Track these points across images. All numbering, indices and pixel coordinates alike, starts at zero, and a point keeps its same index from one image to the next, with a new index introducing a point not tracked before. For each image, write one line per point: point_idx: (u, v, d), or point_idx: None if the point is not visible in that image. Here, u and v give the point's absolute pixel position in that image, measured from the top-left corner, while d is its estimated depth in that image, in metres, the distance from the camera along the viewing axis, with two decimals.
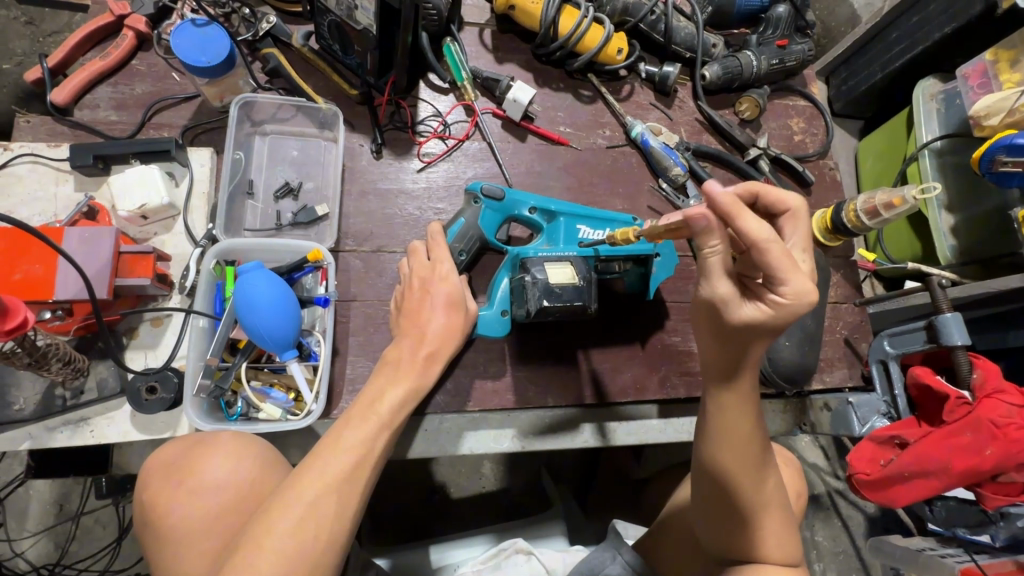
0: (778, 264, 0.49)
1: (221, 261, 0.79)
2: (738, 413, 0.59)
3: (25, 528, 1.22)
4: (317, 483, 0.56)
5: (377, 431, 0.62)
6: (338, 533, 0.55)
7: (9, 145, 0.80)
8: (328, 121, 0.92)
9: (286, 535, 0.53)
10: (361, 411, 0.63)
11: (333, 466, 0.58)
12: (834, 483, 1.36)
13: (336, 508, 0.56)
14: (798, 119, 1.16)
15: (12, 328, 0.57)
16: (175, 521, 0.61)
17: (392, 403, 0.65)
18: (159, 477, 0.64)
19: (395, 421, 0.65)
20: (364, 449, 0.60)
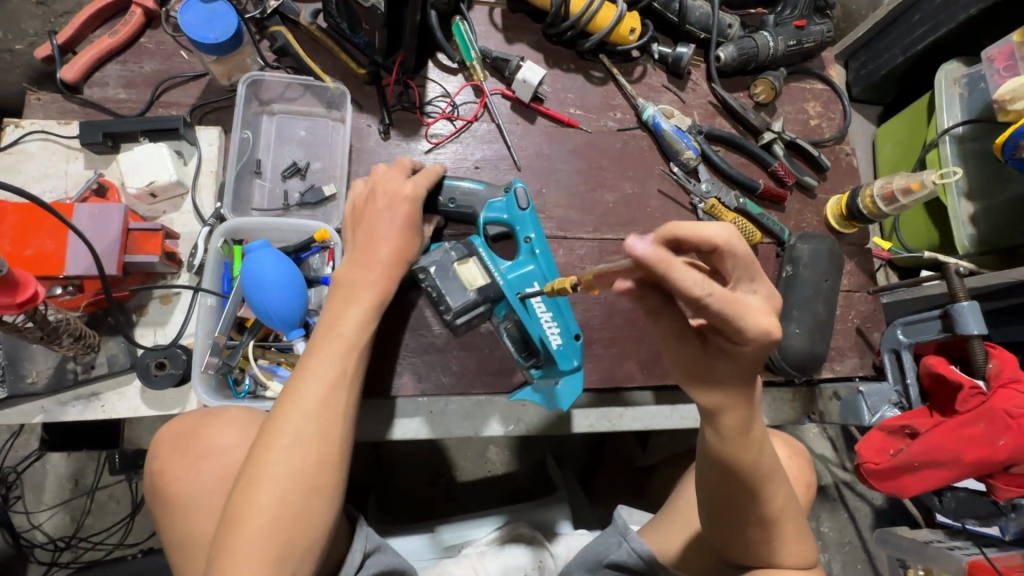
0: (744, 330, 0.39)
1: (229, 240, 0.79)
2: (745, 434, 0.54)
3: (42, 501, 1.25)
4: (299, 412, 0.58)
5: (344, 353, 0.63)
6: (333, 452, 0.58)
7: (20, 122, 0.81)
8: (335, 101, 0.92)
9: (280, 464, 0.55)
10: (324, 339, 0.63)
11: (309, 396, 0.59)
12: (841, 474, 1.35)
13: (323, 432, 0.58)
14: (815, 102, 1.13)
15: (24, 300, 0.58)
16: (182, 484, 0.62)
17: (354, 325, 0.65)
18: (168, 447, 0.65)
19: (362, 341, 0.65)
20: (338, 372, 0.61)
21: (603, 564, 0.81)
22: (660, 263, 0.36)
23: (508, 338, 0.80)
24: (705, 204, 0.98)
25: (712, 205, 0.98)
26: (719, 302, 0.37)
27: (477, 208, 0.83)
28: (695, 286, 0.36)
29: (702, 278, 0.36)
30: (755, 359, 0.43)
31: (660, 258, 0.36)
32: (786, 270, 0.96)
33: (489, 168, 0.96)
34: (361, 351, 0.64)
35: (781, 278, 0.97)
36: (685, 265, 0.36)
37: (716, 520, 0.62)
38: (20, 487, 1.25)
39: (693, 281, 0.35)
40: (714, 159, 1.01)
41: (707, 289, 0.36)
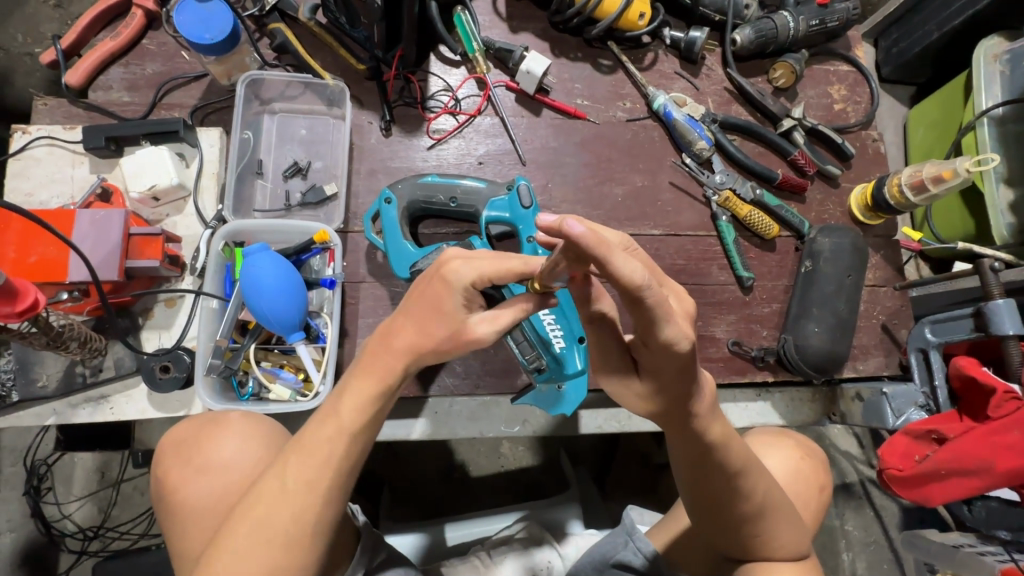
0: (668, 329, 0.45)
1: (230, 242, 0.79)
2: (703, 424, 0.55)
3: (72, 492, 1.30)
4: (277, 493, 0.51)
5: (331, 436, 0.51)
6: (304, 546, 0.51)
7: (27, 129, 0.82)
8: (336, 98, 0.91)
9: (242, 550, 0.49)
10: (323, 412, 0.52)
11: (293, 478, 0.51)
12: (867, 472, 1.30)
13: (296, 523, 0.50)
14: (840, 86, 1.06)
15: (25, 308, 0.59)
16: (184, 496, 0.62)
17: (355, 404, 0.52)
18: (169, 457, 0.66)
19: (360, 424, 0.52)
20: (327, 457, 0.51)
21: (609, 564, 0.78)
22: (598, 246, 0.40)
23: (512, 341, 0.78)
24: (719, 197, 0.94)
25: (727, 198, 0.93)
26: (653, 293, 0.42)
27: (479, 207, 0.83)
28: (626, 271, 0.41)
29: (635, 265, 0.41)
30: (679, 363, 0.48)
31: (595, 241, 0.39)
32: (805, 265, 0.92)
33: (493, 163, 0.94)
34: (358, 435, 0.52)
35: (801, 273, 0.93)
36: (619, 250, 0.41)
37: (702, 518, 0.63)
38: (50, 479, 1.30)
39: (627, 265, 0.40)
40: (728, 149, 0.96)
41: (637, 270, 0.41)
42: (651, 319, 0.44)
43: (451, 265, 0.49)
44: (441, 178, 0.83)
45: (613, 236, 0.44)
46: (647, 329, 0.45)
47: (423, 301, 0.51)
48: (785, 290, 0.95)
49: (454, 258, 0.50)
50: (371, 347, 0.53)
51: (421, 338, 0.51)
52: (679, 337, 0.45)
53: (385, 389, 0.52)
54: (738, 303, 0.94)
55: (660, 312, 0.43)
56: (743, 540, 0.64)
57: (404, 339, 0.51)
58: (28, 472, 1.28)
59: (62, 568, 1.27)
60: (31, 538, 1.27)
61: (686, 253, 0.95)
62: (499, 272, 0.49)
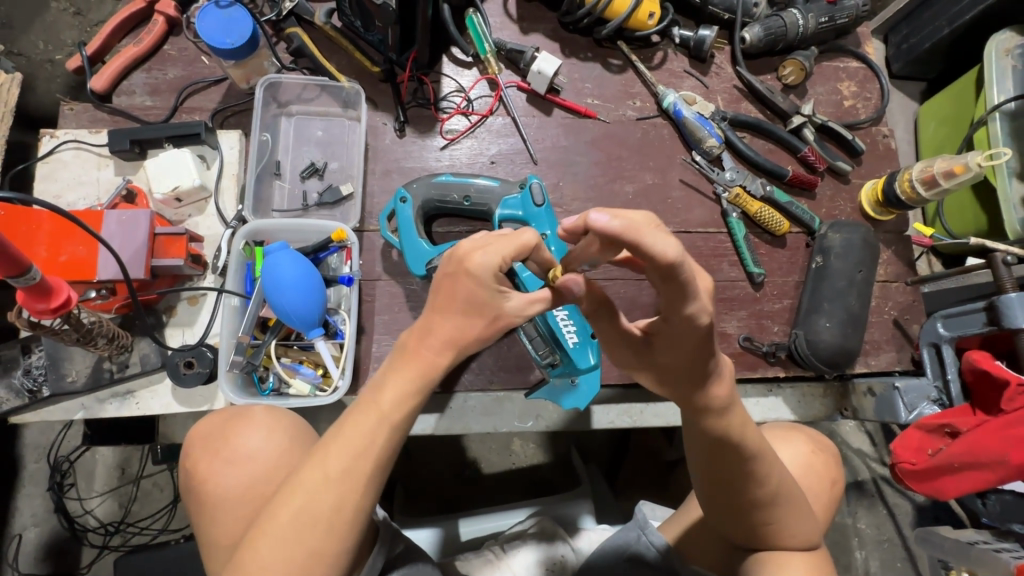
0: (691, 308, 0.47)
1: (250, 241, 0.81)
2: (720, 415, 0.57)
3: (93, 488, 1.33)
4: (317, 482, 0.52)
5: (375, 428, 0.53)
6: (341, 533, 0.53)
7: (55, 133, 0.84)
8: (351, 100, 0.93)
9: (284, 535, 0.51)
10: (362, 404, 0.53)
11: (332, 468, 0.52)
12: (880, 469, 1.30)
13: (335, 511, 0.52)
14: (849, 82, 1.07)
15: (58, 305, 0.61)
16: (216, 486, 0.64)
17: (395, 398, 0.53)
18: (201, 448, 0.67)
19: (400, 416, 0.53)
20: (363, 449, 0.53)
21: (623, 557, 0.79)
22: (626, 232, 0.41)
23: (524, 337, 0.80)
24: (729, 193, 0.95)
25: (737, 194, 0.94)
26: (686, 266, 0.43)
27: (492, 206, 0.84)
28: (662, 249, 0.41)
29: (671, 242, 0.41)
30: (695, 342, 0.51)
31: (625, 228, 0.41)
32: (816, 261, 0.93)
33: (505, 162, 0.95)
34: (396, 427, 0.53)
35: (812, 268, 0.93)
36: (653, 230, 0.41)
37: (715, 507, 0.65)
38: (72, 475, 1.33)
39: (661, 244, 0.40)
40: (738, 146, 0.97)
41: (672, 248, 0.41)
42: (680, 293, 0.45)
43: (472, 258, 0.49)
44: (455, 178, 0.84)
45: (662, 247, 0.41)
46: (673, 304, 0.47)
47: (455, 295, 0.51)
48: (796, 286, 0.95)
49: (470, 247, 0.50)
50: (406, 340, 0.55)
51: (461, 330, 0.52)
52: (699, 314, 0.47)
53: (424, 380, 0.53)
54: (748, 299, 0.94)
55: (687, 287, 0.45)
56: (748, 526, 0.65)
57: (442, 331, 0.52)
58: (51, 468, 1.31)
59: (84, 562, 1.30)
60: (55, 532, 1.31)
61: (697, 249, 0.96)
62: (515, 250, 0.50)
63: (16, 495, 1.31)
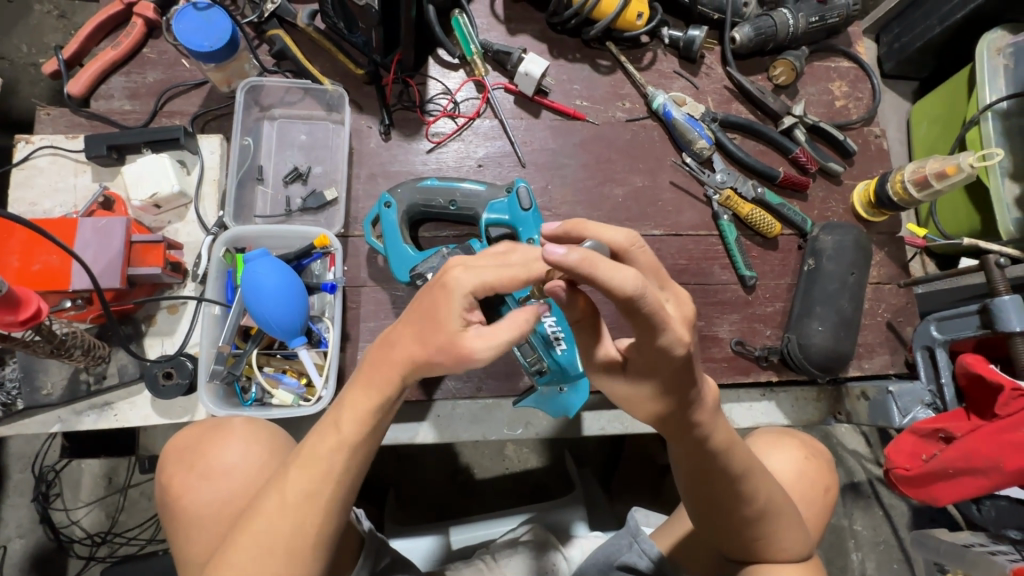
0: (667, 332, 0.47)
1: (231, 248, 0.79)
2: (706, 430, 0.56)
3: (79, 498, 1.31)
4: (280, 504, 0.52)
5: (333, 450, 0.53)
6: (308, 554, 0.52)
7: (30, 138, 0.82)
8: (335, 103, 0.91)
9: (240, 567, 0.50)
10: (329, 424, 0.53)
11: (292, 491, 0.52)
12: (875, 472, 1.29)
13: (297, 536, 0.52)
14: (841, 82, 1.06)
15: (27, 317, 0.59)
16: (187, 502, 0.63)
17: (354, 420, 0.53)
18: (174, 461, 0.66)
19: (363, 438, 0.53)
20: (325, 471, 0.52)
21: (614, 566, 0.77)
22: (583, 264, 0.43)
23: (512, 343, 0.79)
24: (721, 196, 0.94)
25: (728, 197, 0.93)
26: (647, 301, 0.44)
27: (478, 209, 0.83)
28: (619, 282, 0.43)
29: (626, 275, 0.43)
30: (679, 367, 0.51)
31: (581, 260, 0.43)
32: (808, 264, 0.91)
33: (493, 165, 0.94)
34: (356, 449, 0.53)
35: (804, 271, 0.92)
36: (609, 264, 0.43)
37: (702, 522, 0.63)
38: (58, 485, 1.30)
39: (615, 277, 0.42)
40: (729, 147, 0.95)
41: (627, 280, 0.43)
42: (648, 326, 0.46)
43: (451, 273, 0.49)
44: (441, 182, 0.83)
45: (614, 236, 0.48)
46: (646, 336, 0.47)
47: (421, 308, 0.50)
48: (788, 289, 0.94)
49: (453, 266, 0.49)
50: (374, 355, 0.54)
51: (419, 349, 0.51)
52: (673, 343, 0.48)
53: (384, 398, 0.53)
54: (740, 303, 0.93)
55: (657, 316, 0.46)
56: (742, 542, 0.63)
57: (403, 349, 0.51)
58: (37, 478, 1.29)
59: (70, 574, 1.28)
60: (40, 544, 1.29)
61: (688, 252, 0.94)
62: (502, 279, 0.49)
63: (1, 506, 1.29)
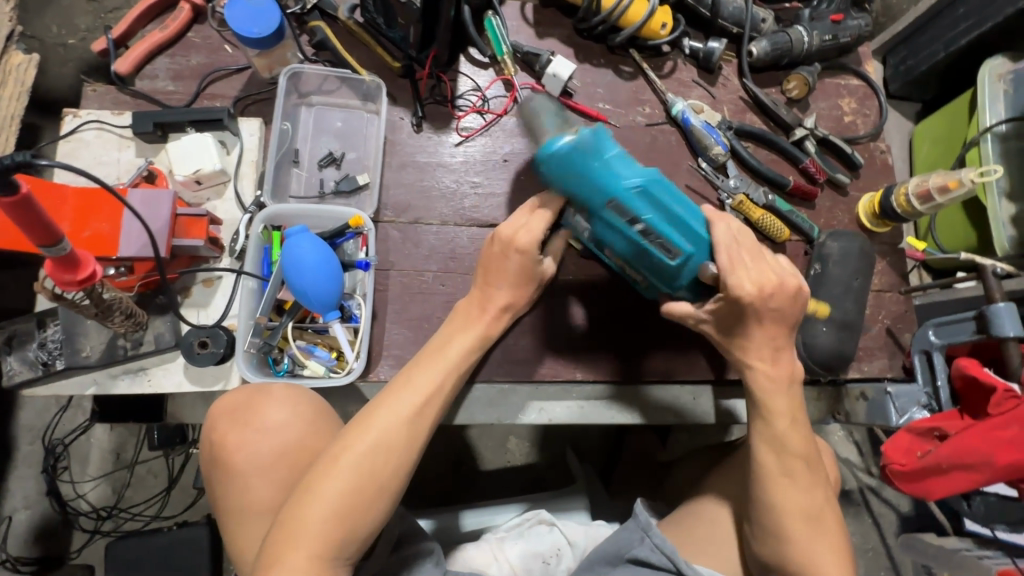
0: None
1: (268, 226, 0.83)
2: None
3: (87, 472, 1.33)
4: (393, 412, 0.65)
5: (441, 370, 0.70)
6: (406, 456, 0.64)
7: (77, 112, 0.85)
8: (371, 93, 0.95)
9: (359, 458, 0.61)
10: (434, 355, 0.71)
11: (404, 403, 0.66)
12: (866, 479, 1.33)
13: (402, 441, 0.64)
14: (850, 98, 1.11)
15: (84, 278, 0.62)
16: (243, 456, 0.66)
17: (460, 348, 0.73)
18: (225, 420, 0.68)
19: (463, 365, 0.72)
20: (432, 387, 0.68)
21: (624, 559, 0.81)
22: None
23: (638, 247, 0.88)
24: (733, 200, 0.98)
25: (741, 201, 0.97)
26: None
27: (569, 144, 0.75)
28: None
29: None
30: None
31: None
32: (814, 268, 0.95)
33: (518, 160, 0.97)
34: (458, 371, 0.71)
35: (810, 275, 0.96)
36: None
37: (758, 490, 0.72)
38: (66, 458, 1.32)
39: None
40: (743, 155, 1.00)
41: None
42: None
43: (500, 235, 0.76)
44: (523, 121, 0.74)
45: None
46: None
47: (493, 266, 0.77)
48: None
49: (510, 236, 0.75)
50: (467, 307, 0.77)
51: (518, 295, 0.77)
52: None
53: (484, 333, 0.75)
54: None
55: None
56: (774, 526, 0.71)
57: (503, 297, 0.77)
58: (46, 451, 1.30)
59: (75, 546, 1.30)
60: (46, 515, 1.30)
61: None
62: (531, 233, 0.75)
63: (9, 476, 1.30)
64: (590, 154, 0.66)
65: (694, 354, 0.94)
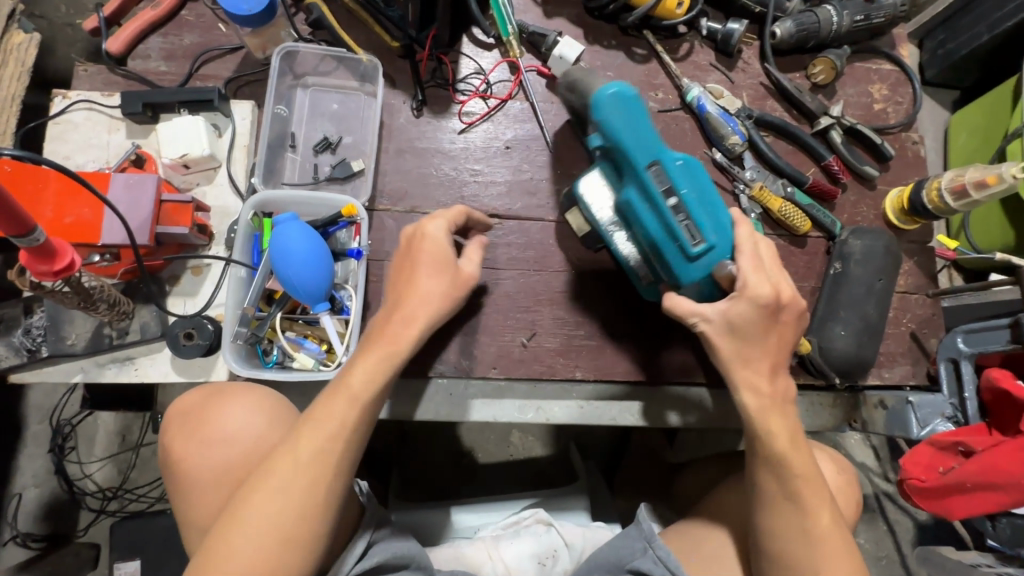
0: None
1: (259, 213, 0.80)
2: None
3: (94, 453, 1.34)
4: (291, 462, 0.58)
5: (346, 407, 0.61)
6: (315, 512, 0.58)
7: (67, 93, 0.83)
8: (368, 74, 0.91)
9: (256, 516, 0.57)
10: (338, 387, 0.62)
11: (303, 452, 0.59)
12: (883, 486, 1.27)
13: (309, 495, 0.58)
14: (881, 85, 1.03)
15: (61, 269, 0.60)
16: (189, 467, 0.64)
17: (363, 378, 0.62)
18: (177, 423, 0.67)
19: (367, 397, 0.62)
20: (338, 425, 0.60)
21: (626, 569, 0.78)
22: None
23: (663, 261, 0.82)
24: (751, 191, 0.92)
25: (758, 192, 0.91)
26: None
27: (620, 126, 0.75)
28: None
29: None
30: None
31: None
32: (834, 267, 0.89)
33: (520, 147, 0.93)
34: (366, 405, 0.62)
35: (829, 274, 0.90)
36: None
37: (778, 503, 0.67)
38: (73, 438, 1.33)
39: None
40: (761, 144, 0.94)
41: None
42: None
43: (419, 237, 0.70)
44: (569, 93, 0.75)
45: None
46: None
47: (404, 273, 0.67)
48: (811, 291, 0.93)
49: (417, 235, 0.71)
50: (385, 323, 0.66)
51: (426, 311, 0.66)
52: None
53: (393, 360, 0.64)
54: None
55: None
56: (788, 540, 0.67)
57: (417, 312, 0.66)
58: (54, 431, 1.32)
59: (81, 525, 1.31)
60: (54, 494, 1.32)
61: None
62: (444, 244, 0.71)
63: (19, 454, 1.32)
64: (640, 118, 0.67)
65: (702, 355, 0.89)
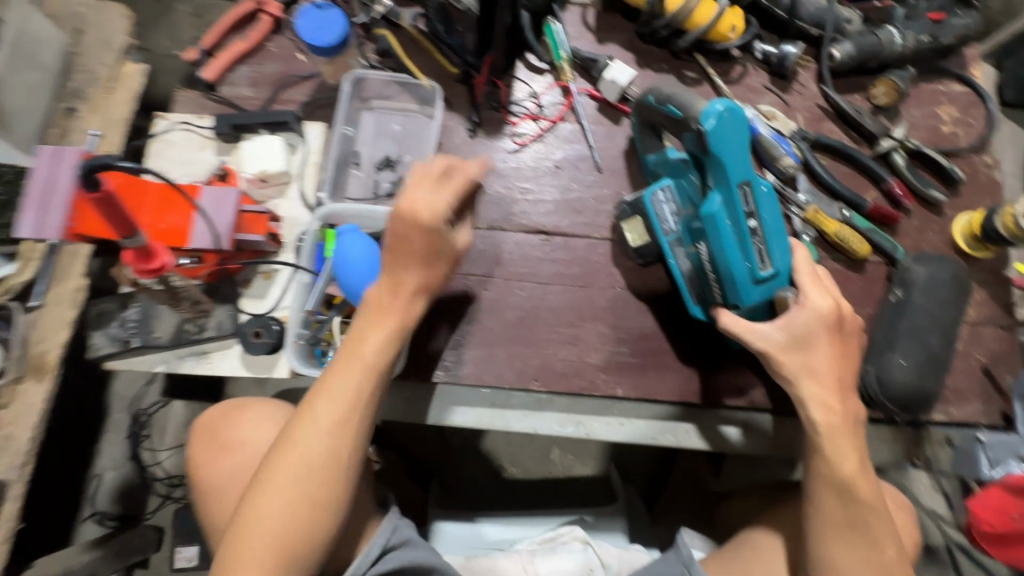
0: None
1: (324, 224, 0.86)
2: None
3: (164, 442, 1.44)
4: (304, 444, 0.67)
5: (361, 378, 0.69)
6: (330, 484, 0.67)
7: (167, 116, 0.94)
8: (428, 97, 0.97)
9: (276, 496, 0.66)
10: (347, 355, 0.70)
11: (313, 437, 0.67)
12: (954, 534, 1.17)
13: (320, 470, 0.67)
14: (949, 106, 0.99)
15: (155, 268, 0.75)
16: (216, 470, 0.77)
17: (375, 347, 0.69)
18: (201, 438, 0.81)
19: (379, 364, 0.69)
20: (348, 402, 0.68)
21: None
22: None
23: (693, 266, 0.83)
24: (805, 213, 0.90)
25: (813, 214, 0.89)
26: None
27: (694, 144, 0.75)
28: None
29: None
30: None
31: None
32: (894, 294, 0.85)
33: (569, 167, 0.96)
34: (377, 373, 0.69)
35: (889, 301, 0.86)
36: None
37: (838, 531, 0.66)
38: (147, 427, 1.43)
39: None
40: (815, 166, 0.92)
41: None
42: None
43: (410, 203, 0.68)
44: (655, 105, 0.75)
45: None
46: None
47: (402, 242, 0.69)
48: (868, 318, 0.89)
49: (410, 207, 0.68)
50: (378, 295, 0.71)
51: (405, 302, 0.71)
52: None
53: (396, 326, 0.70)
54: None
55: None
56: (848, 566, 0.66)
57: (411, 278, 0.70)
58: (132, 419, 1.42)
59: (148, 510, 1.39)
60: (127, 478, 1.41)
61: None
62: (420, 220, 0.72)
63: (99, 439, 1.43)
64: (745, 135, 0.65)
65: (749, 379, 0.87)
